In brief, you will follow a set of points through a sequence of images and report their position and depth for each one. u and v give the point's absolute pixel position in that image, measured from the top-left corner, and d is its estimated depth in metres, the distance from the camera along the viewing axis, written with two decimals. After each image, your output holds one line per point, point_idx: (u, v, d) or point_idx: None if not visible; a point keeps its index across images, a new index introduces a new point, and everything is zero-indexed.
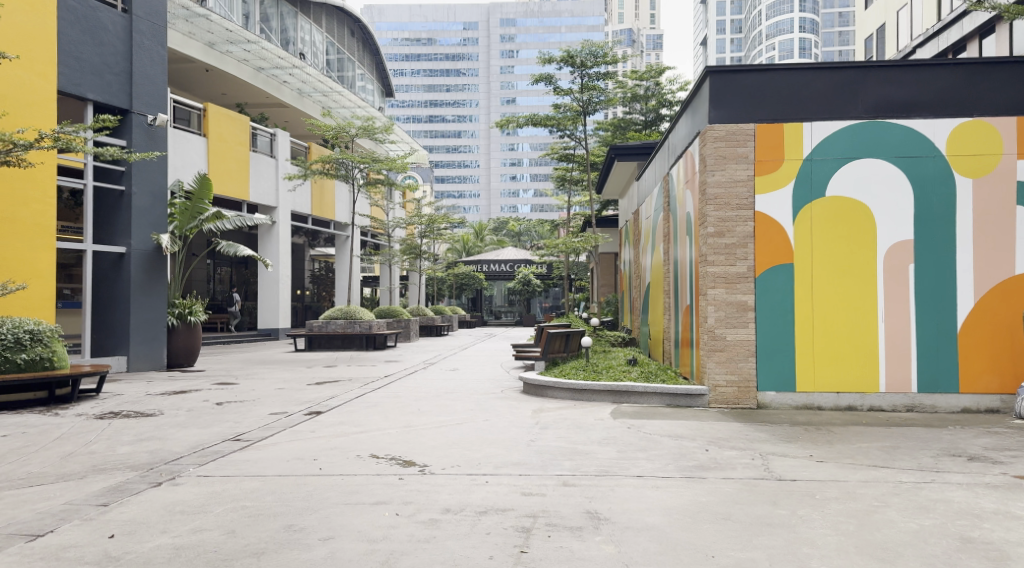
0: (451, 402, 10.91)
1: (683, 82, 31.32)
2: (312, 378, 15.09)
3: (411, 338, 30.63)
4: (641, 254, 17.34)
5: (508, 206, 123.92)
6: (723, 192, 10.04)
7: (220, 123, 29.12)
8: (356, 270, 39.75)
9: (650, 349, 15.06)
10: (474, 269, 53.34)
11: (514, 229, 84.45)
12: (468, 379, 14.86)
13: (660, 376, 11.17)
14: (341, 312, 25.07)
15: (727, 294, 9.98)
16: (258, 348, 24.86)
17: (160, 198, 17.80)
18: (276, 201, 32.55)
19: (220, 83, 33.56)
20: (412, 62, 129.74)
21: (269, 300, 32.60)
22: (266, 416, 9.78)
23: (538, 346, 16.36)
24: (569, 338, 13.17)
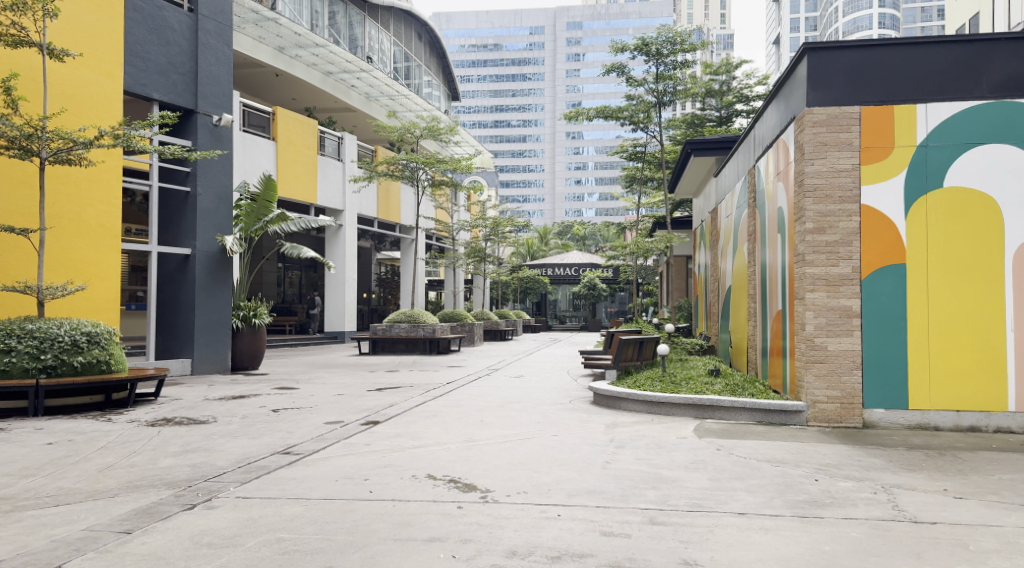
0: (516, 413, 10.10)
1: (760, 76, 29.72)
2: (372, 383, 14.55)
3: (475, 343, 30.02)
4: (719, 256, 16.16)
5: (573, 210, 122.64)
6: (824, 183, 8.92)
7: (288, 126, 29.22)
8: (421, 273, 39.49)
9: (732, 358, 13.89)
10: (539, 273, 52.56)
11: (579, 233, 83.40)
12: (535, 388, 14.02)
13: (748, 389, 10.08)
14: (405, 315, 24.62)
15: (829, 298, 8.86)
16: (323, 351, 24.67)
17: (225, 199, 17.68)
18: (342, 204, 32.52)
19: (290, 87, 33.86)
20: (478, 67, 130.18)
21: (336, 303, 32.59)
22: (321, 425, 9.18)
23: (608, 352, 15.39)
24: (643, 345, 12.13)
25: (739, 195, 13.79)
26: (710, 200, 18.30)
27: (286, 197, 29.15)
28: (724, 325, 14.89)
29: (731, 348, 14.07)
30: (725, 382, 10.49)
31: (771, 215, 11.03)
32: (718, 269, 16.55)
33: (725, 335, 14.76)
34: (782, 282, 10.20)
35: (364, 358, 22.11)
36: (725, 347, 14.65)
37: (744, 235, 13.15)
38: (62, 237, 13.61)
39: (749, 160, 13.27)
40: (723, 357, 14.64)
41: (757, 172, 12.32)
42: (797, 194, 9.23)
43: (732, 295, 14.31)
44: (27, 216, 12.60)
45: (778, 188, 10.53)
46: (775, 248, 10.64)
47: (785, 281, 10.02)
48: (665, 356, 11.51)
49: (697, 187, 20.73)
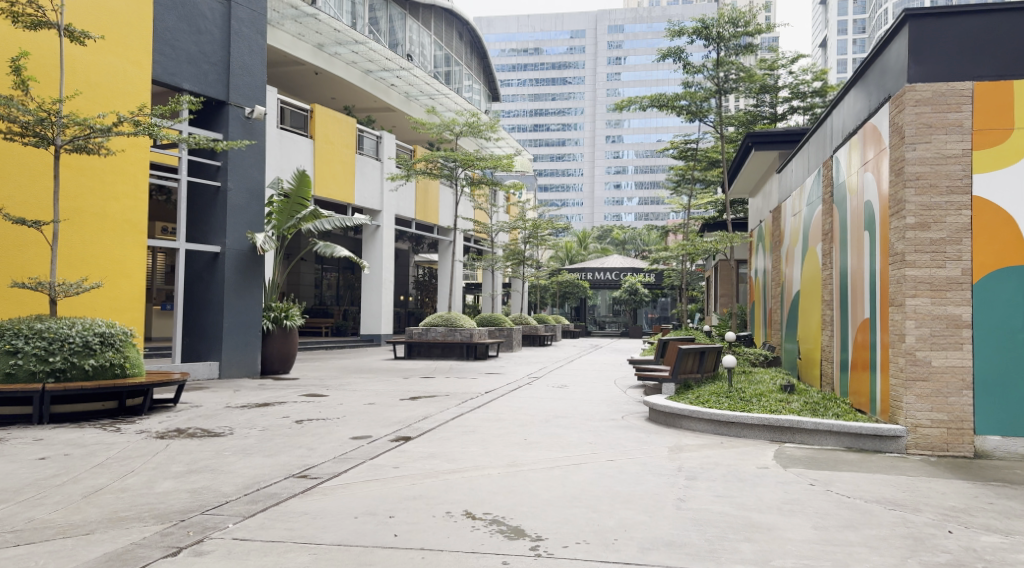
0: (563, 430, 9.00)
1: (817, 71, 28.13)
2: (406, 391, 13.61)
3: (514, 348, 28.97)
4: (784, 259, 14.91)
5: (612, 214, 121.12)
6: (929, 172, 7.61)
7: (327, 125, 28.59)
8: (459, 276, 38.64)
9: (801, 370, 12.70)
10: (578, 277, 51.36)
11: (618, 237, 81.95)
12: (581, 399, 12.89)
13: (831, 409, 8.83)
14: (441, 318, 23.68)
15: (933, 305, 7.55)
16: (358, 354, 23.89)
17: (257, 195, 16.94)
18: (380, 204, 31.81)
19: (329, 86, 33.31)
20: (518, 71, 129.46)
21: (372, 305, 31.86)
22: (346, 442, 8.21)
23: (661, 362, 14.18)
24: (704, 357, 10.92)
25: (811, 191, 12.53)
26: (773, 197, 16.92)
27: (323, 197, 28.52)
28: (791, 333, 13.66)
29: (800, 359, 12.85)
30: (802, 400, 9.26)
31: (855, 210, 9.80)
32: (782, 273, 15.24)
33: (792, 345, 13.52)
34: (872, 286, 8.95)
35: (399, 363, 21.23)
36: (792, 359, 13.43)
37: (817, 234, 11.93)
38: (84, 231, 12.93)
39: (823, 155, 12.02)
40: (790, 368, 13.41)
41: (834, 164, 11.09)
42: (894, 184, 7.94)
43: (801, 301, 13.08)
44: (45, 210, 11.93)
45: (866, 179, 9.30)
46: (862, 247, 9.42)
47: (875, 285, 8.77)
48: (730, 369, 10.30)
49: (756, 183, 19.29)
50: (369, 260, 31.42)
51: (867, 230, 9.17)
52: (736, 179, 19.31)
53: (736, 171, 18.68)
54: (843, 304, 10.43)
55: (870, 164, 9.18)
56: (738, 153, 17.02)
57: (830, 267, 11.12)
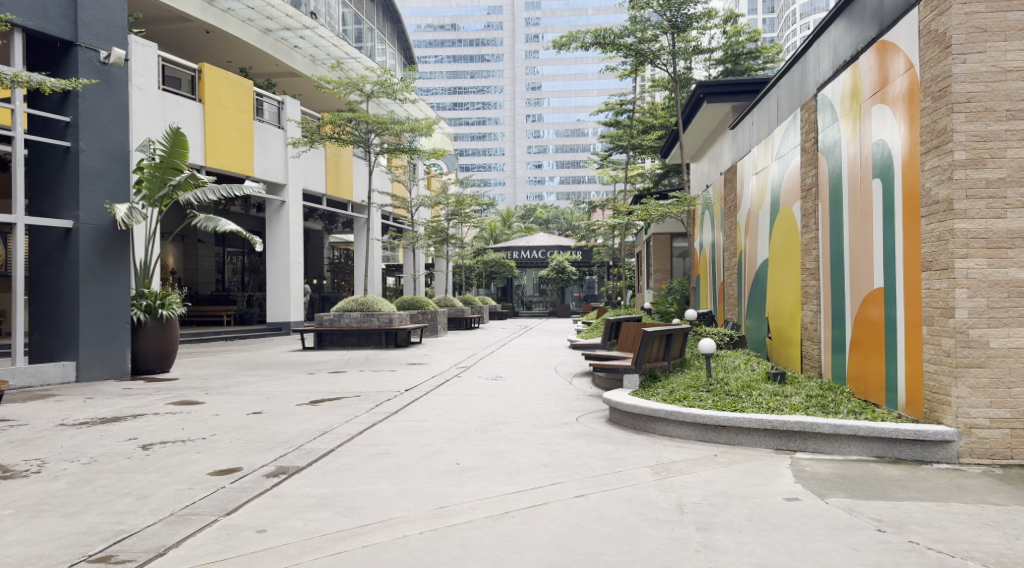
0: (505, 445, 6.86)
1: (752, 32, 26.73)
2: (306, 391, 11.16)
3: (438, 333, 26.65)
4: (742, 227, 13.24)
5: (533, 195, 120.47)
6: (984, 92, 5.76)
7: (218, 86, 25.56)
8: (376, 257, 35.93)
9: (772, 350, 11.07)
10: (504, 256, 49.40)
11: (542, 216, 80.55)
12: (520, 393, 10.78)
13: (843, 403, 7.01)
14: (356, 301, 21.02)
15: (990, 268, 5.75)
16: (260, 346, 21.09)
17: (120, 158, 13.98)
18: (285, 177, 28.86)
19: (223, 47, 29.89)
20: (436, 49, 125.76)
21: (280, 290, 28.83)
22: (202, 481, 5.81)
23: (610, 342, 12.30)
24: (670, 342, 9.01)
25: (784, 144, 10.79)
26: (726, 156, 15.03)
27: (216, 168, 25.40)
28: (755, 310, 12.01)
29: (770, 339, 11.17)
30: (802, 393, 7.44)
31: (855, 154, 8.02)
32: (739, 242, 13.57)
33: (759, 324, 11.81)
34: (884, 247, 7.17)
35: (308, 355, 18.62)
36: (759, 339, 11.76)
37: (794, 193, 10.17)
38: None
39: (797, 100, 10.16)
40: (757, 348, 11.76)
41: (818, 104, 9.24)
42: (932, 111, 6.08)
43: (769, 272, 11.38)
44: None
45: (872, 113, 7.49)
46: (867, 200, 7.62)
47: (891, 244, 6.99)
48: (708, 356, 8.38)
49: (704, 144, 17.42)
50: (274, 240, 28.62)
51: (877, 176, 7.36)
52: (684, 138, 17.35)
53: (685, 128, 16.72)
54: (834, 272, 8.69)
55: (878, 94, 7.36)
56: (688, 105, 15.01)
57: (814, 228, 9.37)
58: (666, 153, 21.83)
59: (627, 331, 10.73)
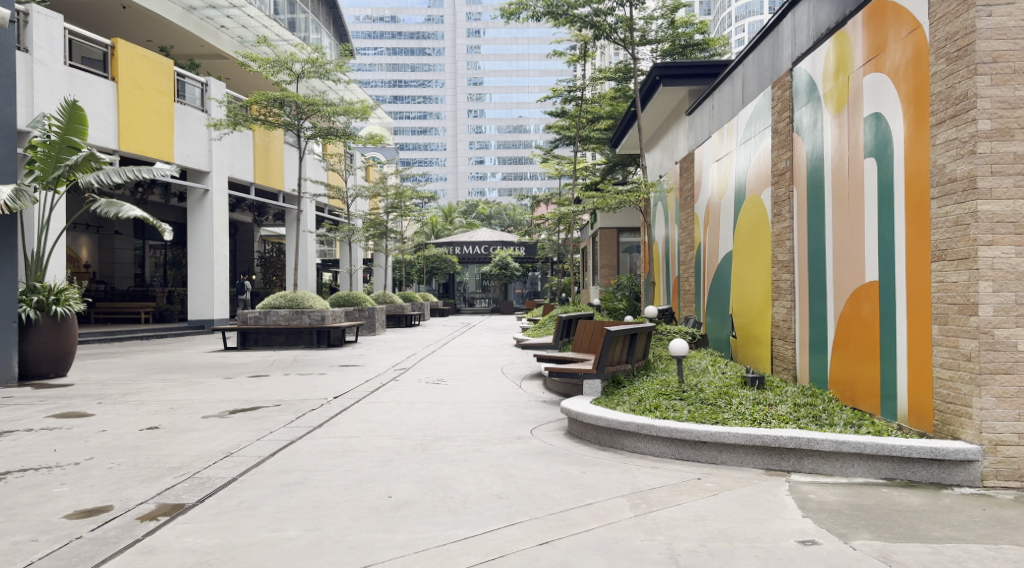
0: (447, 468, 5.70)
1: (699, 23, 26.22)
2: (218, 399, 9.74)
3: (376, 331, 25.23)
4: (701, 219, 12.38)
5: (476, 191, 119.42)
6: (1012, 51, 4.94)
7: (133, 64, 23.46)
8: (311, 251, 34.14)
9: (737, 351, 10.22)
10: (446, 251, 48.13)
11: (485, 211, 79.52)
12: (463, 399, 9.62)
13: (835, 414, 6.13)
14: (284, 297, 19.54)
15: (1018, 257, 4.93)
16: (178, 347, 19.32)
17: (4, 133, 12.18)
18: (209, 163, 27.10)
19: (141, 24, 27.67)
20: (376, 41, 123.04)
21: (202, 286, 27.20)
22: (53, 530, 4.47)
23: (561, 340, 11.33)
24: (634, 344, 8.02)
25: (751, 127, 9.94)
26: (682, 145, 14.15)
27: (131, 153, 23.37)
28: (717, 306, 11.16)
29: (734, 338, 10.32)
30: (788, 402, 6.54)
31: (841, 133, 7.16)
32: (697, 235, 12.73)
33: (721, 322, 10.96)
34: (880, 235, 6.32)
35: (229, 356, 17.00)
36: (722, 338, 10.91)
37: (765, 179, 9.30)
38: None
39: (768, 77, 9.26)
40: (719, 348, 10.92)
41: (795, 79, 8.36)
42: (948, 74, 5.23)
43: (733, 266, 10.54)
44: None
45: (863, 85, 6.65)
46: (857, 183, 6.76)
47: (890, 232, 6.13)
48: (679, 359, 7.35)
49: (658, 131, 16.55)
50: (196, 232, 27.05)
51: (870, 155, 6.50)
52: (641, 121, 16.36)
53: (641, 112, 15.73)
54: (813, 266, 7.85)
55: (872, 62, 6.50)
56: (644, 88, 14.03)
57: (788, 218, 8.51)
58: (614, 144, 20.99)
59: (584, 329, 9.73)
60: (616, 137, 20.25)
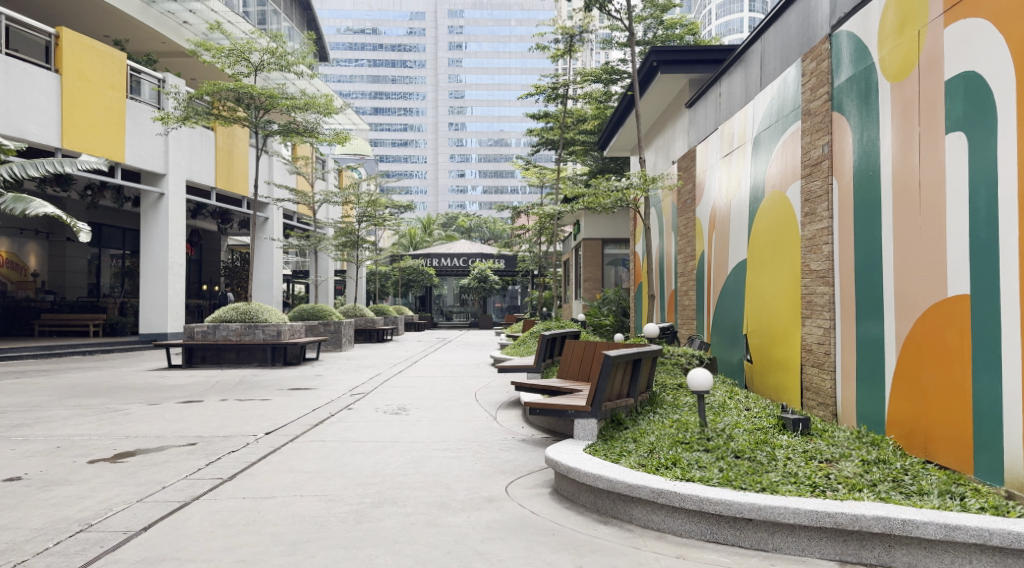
0: (384, 557, 3.97)
1: (689, 25, 24.88)
2: (123, 434, 7.93)
3: (342, 347, 23.39)
4: (705, 224, 10.78)
5: (456, 204, 118.01)
6: None
7: (80, 56, 21.54)
8: (278, 261, 32.23)
9: (754, 378, 8.60)
10: (423, 264, 46.42)
11: (465, 225, 78.11)
12: (425, 435, 7.86)
13: (920, 476, 4.52)
14: (238, 310, 17.69)
15: None
16: (117, 367, 17.31)
17: None
18: (165, 166, 25.20)
19: (93, 18, 25.79)
20: (357, 53, 121.41)
21: (155, 297, 25.30)
22: None
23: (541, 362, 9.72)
24: (639, 374, 6.34)
25: (772, 111, 8.35)
26: (681, 143, 12.55)
27: (77, 153, 21.42)
28: (725, 326, 9.55)
29: (750, 363, 8.71)
30: (852, 457, 4.92)
31: (907, 106, 5.57)
32: (699, 242, 11.13)
33: (731, 346, 9.34)
34: (974, 236, 4.74)
35: (170, 377, 15.09)
36: (733, 362, 9.30)
37: (792, 172, 7.72)
38: None
39: (797, 50, 7.73)
40: (728, 374, 9.31)
41: (835, 45, 6.80)
42: None
43: (747, 279, 8.94)
44: None
45: (943, 40, 5.10)
46: (934, 168, 5.18)
47: (992, 232, 4.56)
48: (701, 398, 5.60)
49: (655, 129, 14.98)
50: (150, 241, 25.22)
51: (957, 128, 4.93)
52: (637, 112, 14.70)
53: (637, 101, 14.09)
54: (862, 278, 6.26)
55: (956, 10, 4.96)
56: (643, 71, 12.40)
57: (825, 219, 6.92)
58: (601, 148, 19.40)
59: (573, 349, 8.09)
60: (602, 140, 18.63)
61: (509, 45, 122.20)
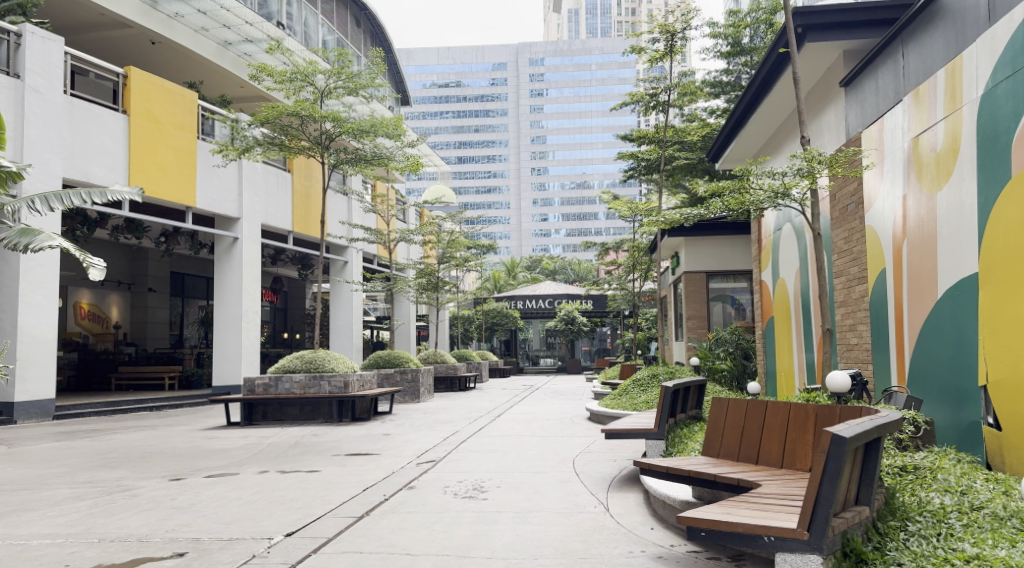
0: None
1: None
2: (97, 536, 5.77)
3: (421, 398, 21.18)
4: (885, 231, 7.90)
5: (539, 247, 116.88)
6: None
7: (149, 96, 20.81)
8: (357, 306, 30.67)
9: (1005, 455, 5.61)
10: (507, 307, 44.35)
11: (549, 267, 76.16)
12: (509, 542, 5.29)
13: None
14: (302, 359, 15.75)
15: None
16: (175, 427, 15.63)
17: None
18: (239, 210, 24.05)
19: (170, 60, 25.41)
20: (440, 104, 123.16)
21: (229, 346, 23.97)
22: None
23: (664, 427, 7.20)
24: (875, 465, 3.61)
25: (1017, 51, 5.54)
26: (834, 132, 9.71)
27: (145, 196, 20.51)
28: (940, 372, 6.60)
29: (993, 431, 5.74)
30: None
31: None
32: (874, 258, 8.20)
33: (951, 403, 6.39)
34: None
35: (221, 439, 13.14)
36: (955, 428, 6.33)
37: None
38: None
39: None
40: (949, 443, 6.35)
41: None
42: None
43: (981, 304, 6.00)
44: None
45: None
46: None
47: None
48: None
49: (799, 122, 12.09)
50: (224, 287, 24.03)
51: None
52: (765, 101, 11.96)
53: (768, 86, 11.40)
54: None
55: None
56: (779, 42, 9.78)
57: None
58: (710, 162, 16.44)
59: (727, 406, 5.39)
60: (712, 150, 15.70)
61: (590, 87, 120.93)
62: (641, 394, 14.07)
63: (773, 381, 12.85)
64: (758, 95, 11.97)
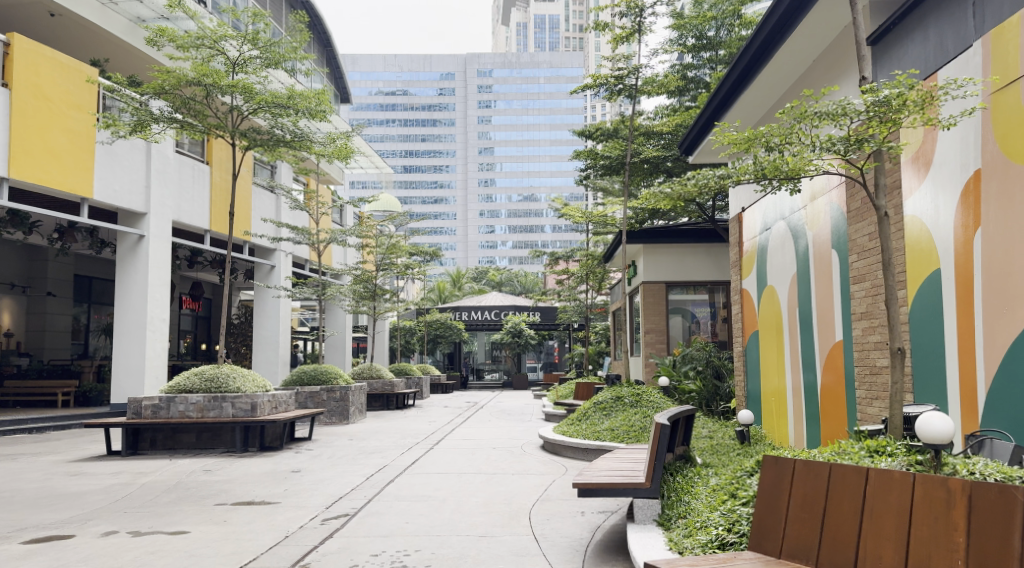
0: None
1: None
2: None
3: (350, 419, 18.79)
4: (940, 223, 6.04)
5: (485, 259, 115.42)
6: None
7: (37, 69, 17.94)
8: (286, 314, 27.97)
9: None
10: (451, 318, 42.18)
11: (496, 278, 74.59)
12: None
13: None
14: (202, 376, 13.27)
15: None
16: (44, 455, 12.93)
17: None
18: (146, 204, 21.25)
19: (72, 34, 22.46)
20: (387, 111, 120.31)
21: (131, 358, 21.08)
22: None
23: (653, 478, 5.33)
24: None
25: None
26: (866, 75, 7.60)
27: (29, 183, 17.58)
28: None
29: None
30: None
31: None
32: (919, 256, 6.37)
33: None
34: None
35: (88, 475, 10.58)
36: None
37: None
38: None
39: None
40: None
41: None
42: None
43: None
44: None
45: None
46: None
47: None
48: None
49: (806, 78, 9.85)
50: (128, 291, 21.18)
51: None
52: (760, 75, 10.17)
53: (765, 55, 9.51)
54: None
55: None
56: None
57: None
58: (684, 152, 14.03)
59: (791, 473, 3.42)
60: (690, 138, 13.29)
61: (539, 99, 119.83)
62: (604, 419, 12.02)
63: (757, 406, 11.06)
64: (750, 67, 10.06)
